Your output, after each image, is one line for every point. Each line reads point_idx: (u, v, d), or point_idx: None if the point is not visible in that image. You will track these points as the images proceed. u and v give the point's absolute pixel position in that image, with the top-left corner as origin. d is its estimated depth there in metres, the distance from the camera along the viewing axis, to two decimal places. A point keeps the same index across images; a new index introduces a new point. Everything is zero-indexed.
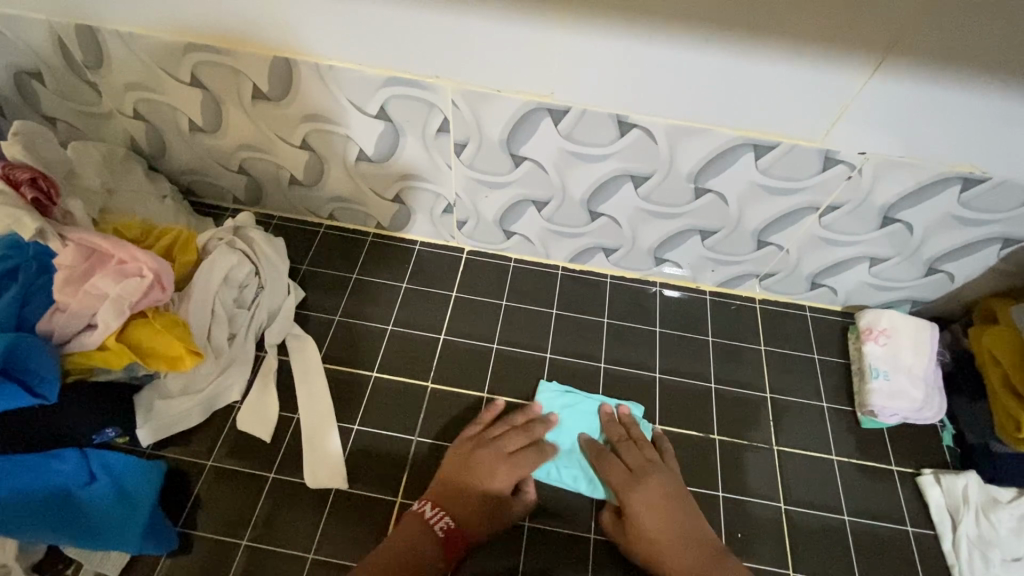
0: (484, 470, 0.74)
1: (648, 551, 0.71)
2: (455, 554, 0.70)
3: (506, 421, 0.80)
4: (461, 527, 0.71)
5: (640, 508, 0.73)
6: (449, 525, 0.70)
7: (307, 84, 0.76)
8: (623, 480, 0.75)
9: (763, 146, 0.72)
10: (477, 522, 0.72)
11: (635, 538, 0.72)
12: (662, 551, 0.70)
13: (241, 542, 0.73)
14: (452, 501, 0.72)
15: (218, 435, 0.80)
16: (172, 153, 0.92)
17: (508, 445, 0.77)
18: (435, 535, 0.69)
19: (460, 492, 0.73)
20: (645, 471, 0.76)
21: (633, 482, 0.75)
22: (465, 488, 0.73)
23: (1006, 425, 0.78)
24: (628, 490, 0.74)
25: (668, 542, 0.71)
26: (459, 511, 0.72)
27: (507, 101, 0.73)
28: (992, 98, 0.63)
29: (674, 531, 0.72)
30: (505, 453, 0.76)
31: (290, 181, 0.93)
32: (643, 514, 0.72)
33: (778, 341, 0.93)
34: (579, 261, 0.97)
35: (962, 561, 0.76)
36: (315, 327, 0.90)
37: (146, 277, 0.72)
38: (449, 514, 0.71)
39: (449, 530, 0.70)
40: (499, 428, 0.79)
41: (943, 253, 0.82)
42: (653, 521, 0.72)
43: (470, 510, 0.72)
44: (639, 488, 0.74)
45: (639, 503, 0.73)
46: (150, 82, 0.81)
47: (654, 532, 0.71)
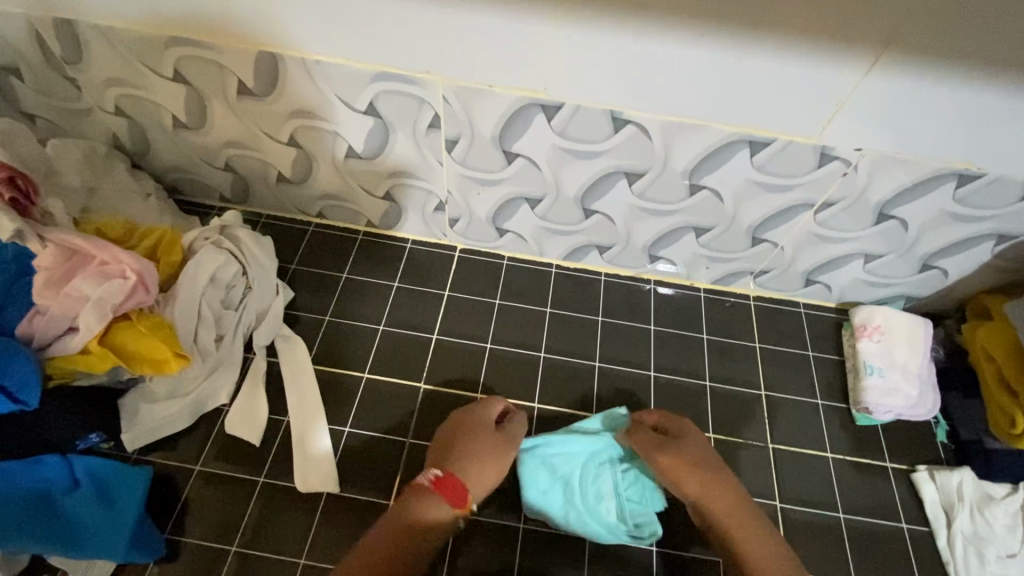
0: (458, 420, 0.75)
1: (699, 468, 0.71)
2: (452, 498, 0.67)
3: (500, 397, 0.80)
4: (451, 471, 0.69)
5: (693, 434, 0.75)
6: (439, 474, 0.69)
7: (295, 79, 0.74)
8: (674, 413, 0.78)
9: (759, 143, 0.71)
10: (467, 463, 0.71)
11: (688, 454, 0.72)
12: (712, 471, 0.71)
13: (231, 548, 0.71)
14: (439, 458, 0.71)
15: (206, 440, 0.78)
16: (156, 150, 0.89)
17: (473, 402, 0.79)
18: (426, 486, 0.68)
19: (446, 447, 0.73)
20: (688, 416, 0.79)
21: (684, 416, 0.77)
22: (449, 440, 0.73)
23: (1000, 423, 0.79)
24: (681, 420, 0.76)
25: (716, 466, 0.72)
26: (447, 462, 0.71)
27: (500, 97, 0.71)
28: (988, 94, 0.63)
29: (720, 461, 0.73)
30: (473, 403, 0.78)
31: (278, 179, 0.91)
32: (696, 439, 0.74)
33: (773, 339, 0.93)
34: (573, 259, 0.96)
35: (958, 558, 0.76)
36: (305, 328, 0.89)
37: (129, 278, 0.70)
38: (437, 467, 0.70)
39: (439, 477, 0.68)
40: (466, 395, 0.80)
41: (938, 250, 0.82)
42: (703, 447, 0.73)
43: (457, 455, 0.71)
44: (690, 421, 0.77)
45: (692, 432, 0.75)
46: (132, 77, 0.78)
47: (705, 456, 0.72)
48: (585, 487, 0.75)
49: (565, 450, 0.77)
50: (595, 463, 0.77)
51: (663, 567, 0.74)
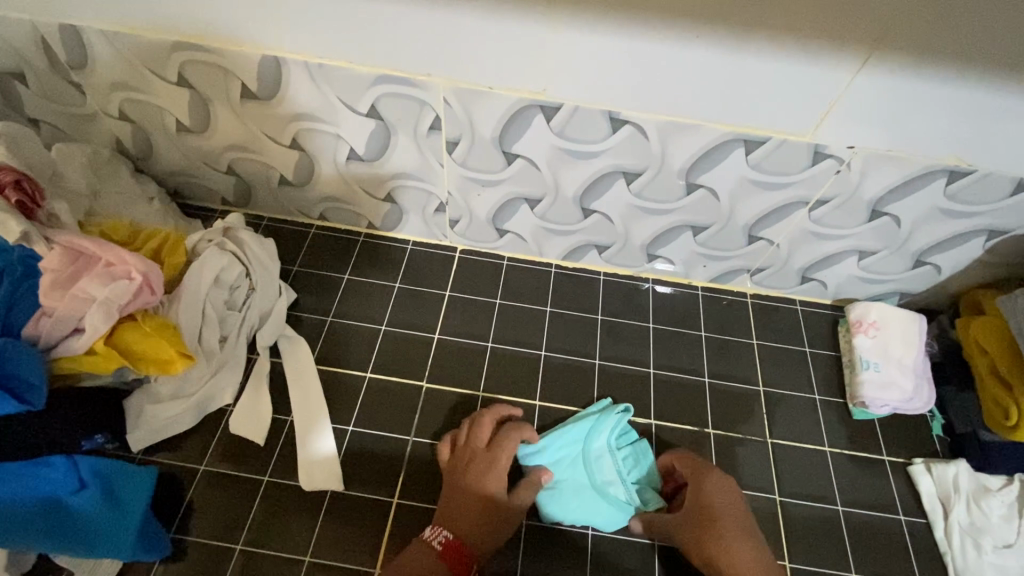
0: (470, 472, 0.74)
1: (710, 540, 0.68)
2: (461, 565, 0.67)
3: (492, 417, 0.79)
4: (463, 537, 0.69)
5: (711, 497, 0.72)
6: (447, 538, 0.68)
7: (297, 83, 0.76)
8: (696, 469, 0.76)
9: (754, 142, 0.73)
10: (478, 527, 0.70)
11: (699, 525, 0.70)
12: (725, 540, 0.68)
13: (237, 546, 0.72)
14: (450, 517, 0.71)
15: (210, 440, 0.79)
16: (159, 155, 0.90)
17: (480, 442, 0.76)
18: (434, 551, 0.67)
19: (456, 503, 0.72)
20: (713, 469, 0.76)
21: (705, 469, 0.75)
22: (459, 497, 0.72)
23: (995, 416, 0.79)
24: (698, 479, 0.74)
25: (732, 533, 0.69)
26: (459, 523, 0.70)
27: (500, 98, 0.73)
28: (977, 92, 0.64)
29: (742, 526, 0.70)
30: (482, 448, 0.76)
31: (280, 182, 0.92)
32: (714, 503, 0.72)
33: (770, 335, 0.94)
34: (572, 259, 0.97)
35: (955, 550, 0.77)
36: (307, 329, 0.89)
37: (134, 280, 0.71)
38: (447, 527, 0.69)
39: (449, 542, 0.68)
40: (466, 429, 0.78)
41: (931, 246, 0.83)
42: (718, 510, 0.71)
43: (469, 517, 0.70)
44: (713, 477, 0.74)
45: (711, 493, 0.73)
46: (137, 82, 0.79)
47: (722, 523, 0.70)
48: (591, 475, 0.78)
49: (565, 445, 0.80)
50: (596, 453, 0.80)
51: (664, 562, 0.75)
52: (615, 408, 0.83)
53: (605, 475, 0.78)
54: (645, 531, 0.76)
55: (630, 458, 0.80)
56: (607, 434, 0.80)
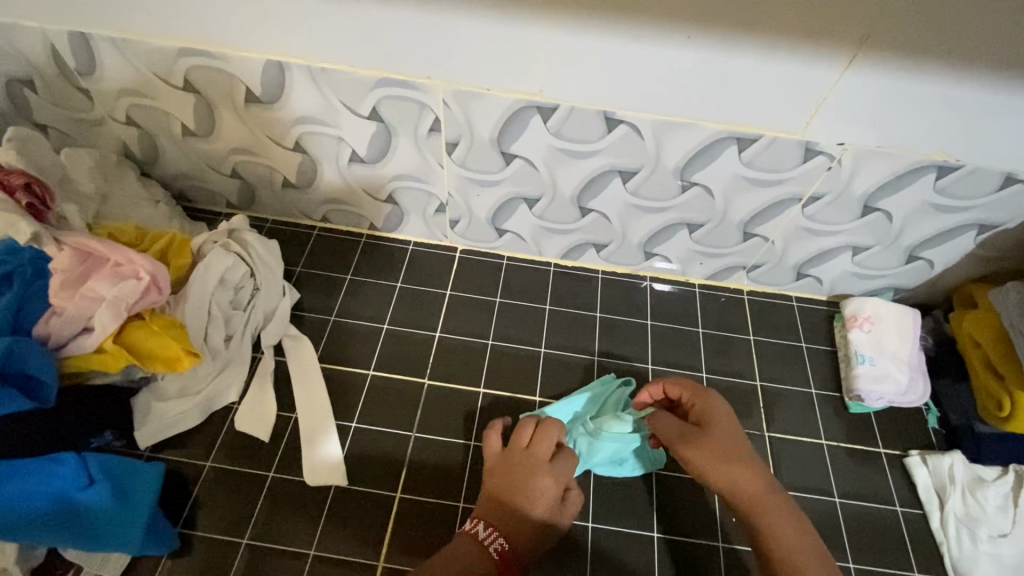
0: (533, 484, 0.71)
1: (722, 458, 0.68)
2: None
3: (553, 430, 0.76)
4: (517, 548, 0.68)
5: (717, 419, 0.72)
6: (503, 547, 0.67)
7: (300, 87, 0.77)
8: (699, 392, 0.75)
9: (746, 139, 0.75)
10: (531, 540, 0.69)
11: (706, 443, 0.69)
12: (731, 457, 0.68)
13: (243, 542, 0.73)
14: (507, 524, 0.69)
15: (216, 437, 0.80)
16: (166, 159, 0.92)
17: (547, 454, 0.73)
18: (492, 559, 0.66)
19: (513, 512, 0.70)
20: (715, 393, 0.76)
21: (709, 393, 0.75)
22: (517, 508, 0.70)
23: (988, 407, 0.81)
24: (703, 402, 0.74)
25: (740, 453, 0.69)
26: (513, 533, 0.69)
27: (498, 100, 0.75)
28: (962, 89, 0.66)
29: (747, 447, 0.69)
30: (546, 461, 0.73)
31: (283, 185, 0.94)
32: (721, 425, 0.71)
33: (767, 331, 0.95)
34: (571, 257, 0.99)
35: (950, 539, 0.78)
36: (310, 328, 0.91)
37: (142, 279, 0.72)
38: (503, 534, 0.68)
39: (505, 552, 0.67)
40: (530, 432, 0.75)
41: (923, 240, 0.85)
42: (726, 430, 0.71)
43: (525, 532, 0.69)
44: (718, 400, 0.74)
45: (716, 416, 0.72)
46: (144, 88, 0.82)
47: (729, 442, 0.69)
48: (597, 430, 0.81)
49: (572, 406, 0.84)
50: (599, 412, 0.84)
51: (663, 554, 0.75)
52: (617, 381, 0.86)
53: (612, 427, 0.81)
54: (645, 523, 0.77)
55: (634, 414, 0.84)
56: (612, 402, 0.84)
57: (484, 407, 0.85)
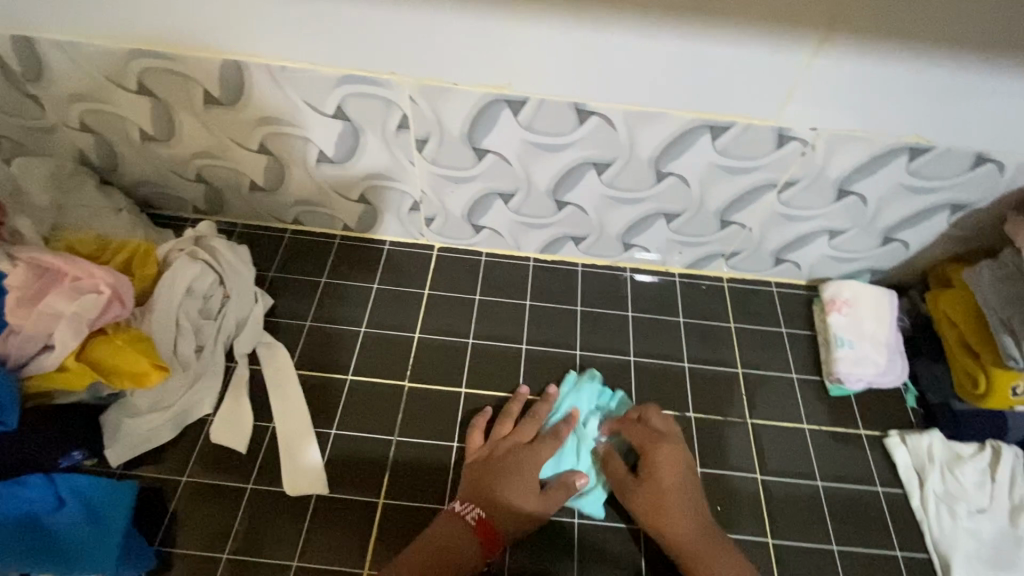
0: (511, 457, 0.75)
1: (657, 512, 0.72)
2: (490, 543, 0.69)
3: (532, 415, 0.80)
4: (495, 516, 0.70)
5: (662, 468, 0.75)
6: (480, 515, 0.70)
7: (260, 86, 0.75)
8: (651, 437, 0.77)
9: (720, 127, 0.74)
10: (512, 512, 0.71)
11: (648, 496, 0.73)
12: (671, 508, 0.72)
13: (223, 555, 0.72)
14: (484, 494, 0.72)
15: (191, 451, 0.78)
16: (126, 165, 0.89)
17: (526, 435, 0.78)
18: (467, 524, 0.69)
19: (490, 482, 0.73)
20: (665, 435, 0.77)
21: (659, 440, 0.76)
22: (496, 480, 0.73)
23: (965, 385, 0.83)
24: (654, 446, 0.76)
25: (676, 506, 0.72)
26: (495, 505, 0.71)
27: (466, 94, 0.73)
28: (931, 69, 0.66)
29: (683, 497, 0.73)
30: (527, 442, 0.77)
31: (250, 188, 0.91)
32: (663, 476, 0.74)
33: (747, 318, 0.95)
34: (550, 251, 0.97)
35: (930, 516, 0.79)
36: (285, 334, 0.89)
37: (103, 293, 0.70)
38: (480, 504, 0.71)
39: (482, 518, 0.70)
40: (513, 420, 0.80)
41: (898, 222, 0.85)
42: (666, 482, 0.74)
43: (503, 500, 0.72)
44: (666, 448, 0.76)
45: (663, 464, 0.75)
46: (97, 92, 0.78)
47: (671, 495, 0.73)
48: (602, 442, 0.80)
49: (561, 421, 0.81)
50: (582, 420, 0.82)
51: (649, 546, 0.75)
52: (583, 377, 0.86)
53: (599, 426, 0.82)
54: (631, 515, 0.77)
55: (608, 400, 0.85)
56: (586, 400, 0.84)
57: (467, 406, 0.84)
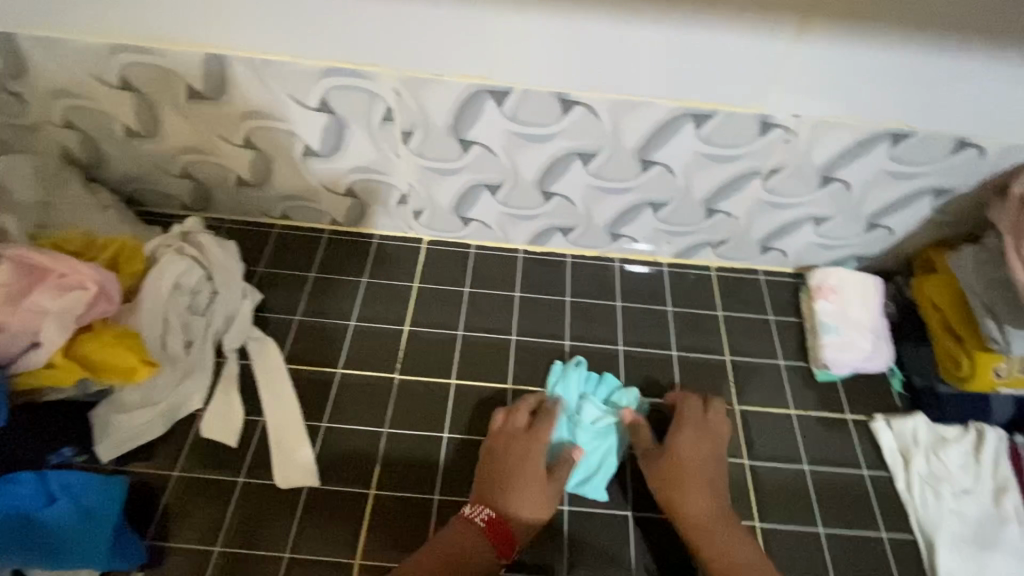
0: (510, 450, 0.75)
1: (676, 484, 0.73)
2: (505, 542, 0.68)
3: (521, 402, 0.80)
4: (504, 514, 0.70)
5: (687, 446, 0.76)
6: (490, 516, 0.70)
7: (243, 80, 0.75)
8: (685, 418, 0.79)
9: (702, 116, 0.74)
10: (522, 505, 0.71)
11: (670, 466, 0.74)
12: (689, 481, 0.73)
13: (215, 548, 0.72)
14: (492, 493, 0.72)
15: (182, 446, 0.78)
16: (111, 162, 0.88)
17: (520, 422, 0.77)
18: (478, 527, 0.69)
19: (495, 480, 0.73)
20: (697, 420, 0.79)
21: (687, 422, 0.79)
22: (506, 482, 0.72)
23: (947, 367, 0.83)
24: (693, 427, 0.78)
25: (695, 481, 0.73)
26: (506, 504, 0.71)
27: (449, 84, 0.73)
28: (904, 53, 0.67)
29: (704, 475, 0.74)
30: (522, 429, 0.77)
31: (237, 183, 0.90)
32: (687, 453, 0.75)
33: (735, 306, 0.96)
34: (539, 243, 0.98)
35: (915, 498, 0.80)
36: (274, 329, 0.89)
37: (89, 289, 0.70)
38: (488, 504, 0.71)
39: (491, 518, 0.69)
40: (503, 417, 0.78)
41: (883, 208, 0.86)
42: (689, 460, 0.75)
43: (511, 495, 0.71)
44: (694, 429, 0.78)
45: (687, 444, 0.76)
46: (80, 88, 0.78)
47: (691, 473, 0.74)
48: (594, 425, 0.80)
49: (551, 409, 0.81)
50: (573, 406, 0.82)
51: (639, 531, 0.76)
52: (569, 364, 0.86)
53: (595, 414, 0.81)
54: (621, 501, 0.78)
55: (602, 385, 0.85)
56: (575, 385, 0.84)
57: (456, 397, 0.85)
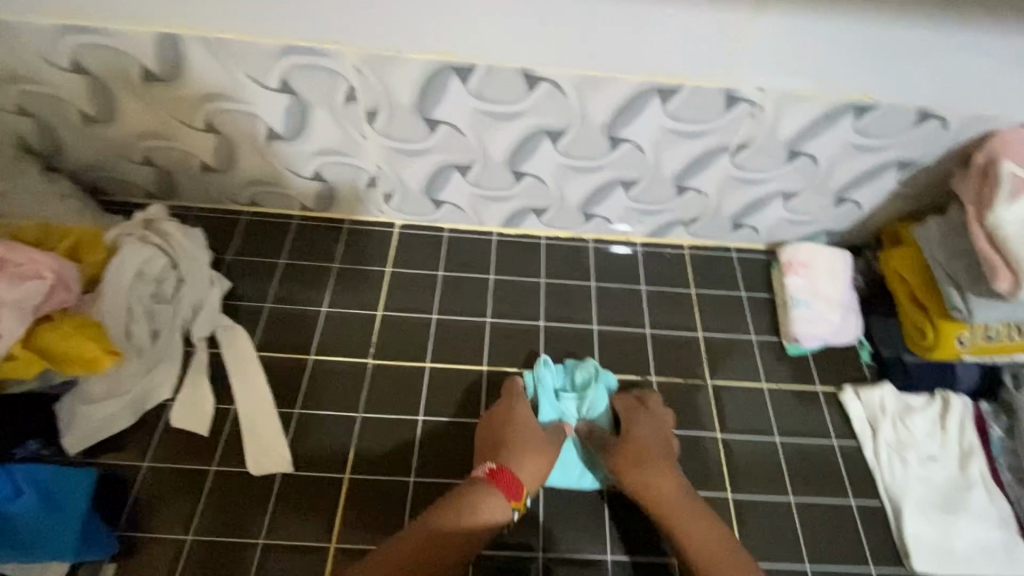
0: (495, 414, 0.78)
1: (642, 469, 0.72)
2: (513, 487, 0.69)
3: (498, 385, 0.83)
4: (506, 462, 0.71)
5: (644, 432, 0.76)
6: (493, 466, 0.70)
7: (200, 60, 0.73)
8: (636, 408, 0.79)
9: (668, 91, 0.74)
10: (521, 452, 0.72)
11: (632, 452, 0.74)
12: (657, 468, 0.73)
13: (188, 537, 0.71)
14: (492, 451, 0.73)
15: (152, 436, 0.77)
16: (69, 149, 0.86)
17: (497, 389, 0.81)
18: (484, 478, 0.69)
19: (492, 442, 0.75)
20: (648, 407, 0.80)
21: (641, 410, 0.79)
22: (501, 440, 0.74)
23: (914, 337, 0.85)
24: (646, 415, 0.78)
25: (659, 464, 0.73)
26: (506, 457, 0.72)
27: (411, 62, 0.72)
28: (863, 24, 0.67)
29: (666, 458, 0.74)
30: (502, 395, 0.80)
31: (201, 169, 0.88)
32: (647, 439, 0.75)
33: (708, 283, 0.97)
34: (513, 225, 0.97)
35: (882, 465, 0.82)
36: (244, 317, 0.88)
37: (47, 279, 0.69)
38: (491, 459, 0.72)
39: (495, 468, 0.70)
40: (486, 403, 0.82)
41: (850, 182, 0.86)
42: (649, 444, 0.75)
43: (507, 447, 0.73)
44: (647, 416, 0.78)
45: (644, 430, 0.77)
46: (30, 72, 0.76)
47: (653, 456, 0.74)
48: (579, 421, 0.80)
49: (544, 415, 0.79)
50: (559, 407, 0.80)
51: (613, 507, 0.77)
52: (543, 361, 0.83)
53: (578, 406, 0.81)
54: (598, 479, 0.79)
55: (562, 372, 0.84)
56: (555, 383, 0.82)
57: (430, 380, 0.84)
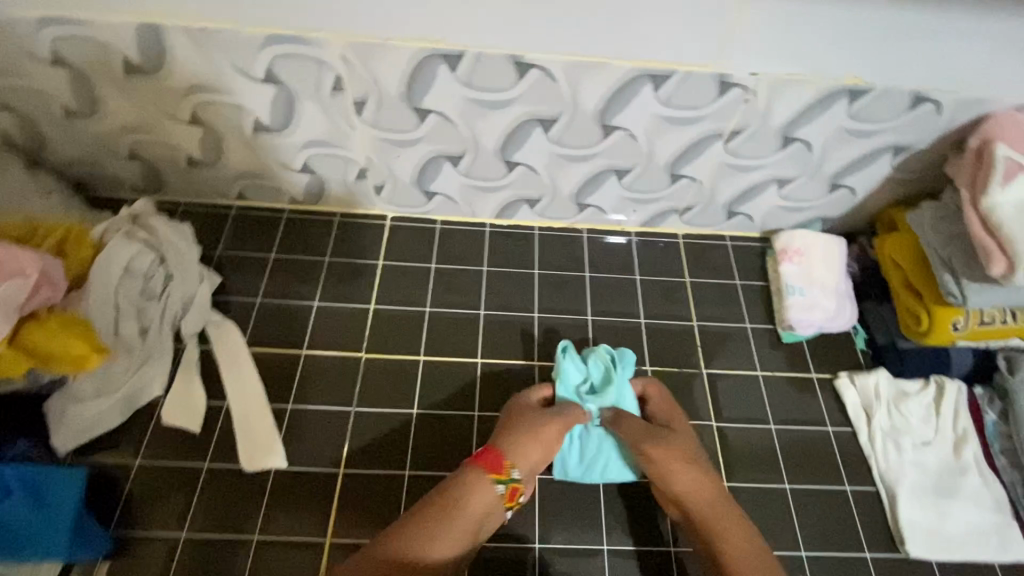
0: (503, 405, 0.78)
1: (685, 463, 0.71)
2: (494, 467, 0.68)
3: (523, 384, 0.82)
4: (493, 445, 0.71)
5: (682, 431, 0.75)
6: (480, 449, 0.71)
7: (184, 51, 0.72)
8: (669, 407, 0.78)
9: (660, 76, 0.73)
10: (509, 435, 0.71)
11: (677, 444, 0.72)
12: (697, 465, 0.71)
13: (182, 534, 0.71)
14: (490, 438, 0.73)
15: (144, 434, 0.77)
16: (52, 144, 0.84)
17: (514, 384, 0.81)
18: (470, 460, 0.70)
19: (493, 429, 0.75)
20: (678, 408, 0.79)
21: (675, 409, 0.78)
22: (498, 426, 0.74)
23: (908, 323, 0.85)
24: (678, 415, 0.78)
25: (699, 461, 0.72)
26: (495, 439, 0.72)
27: (399, 50, 0.71)
28: (856, 6, 0.67)
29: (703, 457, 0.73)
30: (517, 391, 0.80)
31: (188, 162, 0.87)
32: (685, 437, 0.74)
33: (703, 272, 0.96)
34: (506, 216, 0.96)
35: (878, 451, 0.82)
36: (235, 313, 0.87)
37: (30, 277, 0.68)
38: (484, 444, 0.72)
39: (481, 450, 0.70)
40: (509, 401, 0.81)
41: (844, 168, 0.86)
42: (687, 442, 0.74)
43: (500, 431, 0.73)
44: (680, 416, 0.78)
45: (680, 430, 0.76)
46: (8, 65, 0.74)
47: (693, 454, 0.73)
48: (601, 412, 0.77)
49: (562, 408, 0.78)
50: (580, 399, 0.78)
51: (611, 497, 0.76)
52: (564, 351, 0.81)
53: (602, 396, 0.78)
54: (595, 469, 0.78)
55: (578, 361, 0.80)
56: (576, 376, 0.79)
57: (425, 373, 0.84)
